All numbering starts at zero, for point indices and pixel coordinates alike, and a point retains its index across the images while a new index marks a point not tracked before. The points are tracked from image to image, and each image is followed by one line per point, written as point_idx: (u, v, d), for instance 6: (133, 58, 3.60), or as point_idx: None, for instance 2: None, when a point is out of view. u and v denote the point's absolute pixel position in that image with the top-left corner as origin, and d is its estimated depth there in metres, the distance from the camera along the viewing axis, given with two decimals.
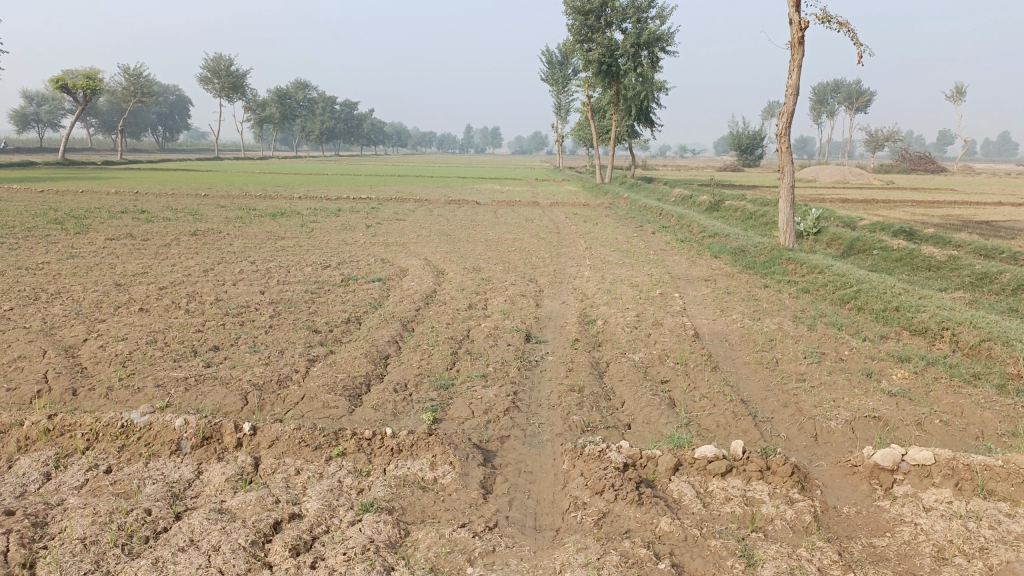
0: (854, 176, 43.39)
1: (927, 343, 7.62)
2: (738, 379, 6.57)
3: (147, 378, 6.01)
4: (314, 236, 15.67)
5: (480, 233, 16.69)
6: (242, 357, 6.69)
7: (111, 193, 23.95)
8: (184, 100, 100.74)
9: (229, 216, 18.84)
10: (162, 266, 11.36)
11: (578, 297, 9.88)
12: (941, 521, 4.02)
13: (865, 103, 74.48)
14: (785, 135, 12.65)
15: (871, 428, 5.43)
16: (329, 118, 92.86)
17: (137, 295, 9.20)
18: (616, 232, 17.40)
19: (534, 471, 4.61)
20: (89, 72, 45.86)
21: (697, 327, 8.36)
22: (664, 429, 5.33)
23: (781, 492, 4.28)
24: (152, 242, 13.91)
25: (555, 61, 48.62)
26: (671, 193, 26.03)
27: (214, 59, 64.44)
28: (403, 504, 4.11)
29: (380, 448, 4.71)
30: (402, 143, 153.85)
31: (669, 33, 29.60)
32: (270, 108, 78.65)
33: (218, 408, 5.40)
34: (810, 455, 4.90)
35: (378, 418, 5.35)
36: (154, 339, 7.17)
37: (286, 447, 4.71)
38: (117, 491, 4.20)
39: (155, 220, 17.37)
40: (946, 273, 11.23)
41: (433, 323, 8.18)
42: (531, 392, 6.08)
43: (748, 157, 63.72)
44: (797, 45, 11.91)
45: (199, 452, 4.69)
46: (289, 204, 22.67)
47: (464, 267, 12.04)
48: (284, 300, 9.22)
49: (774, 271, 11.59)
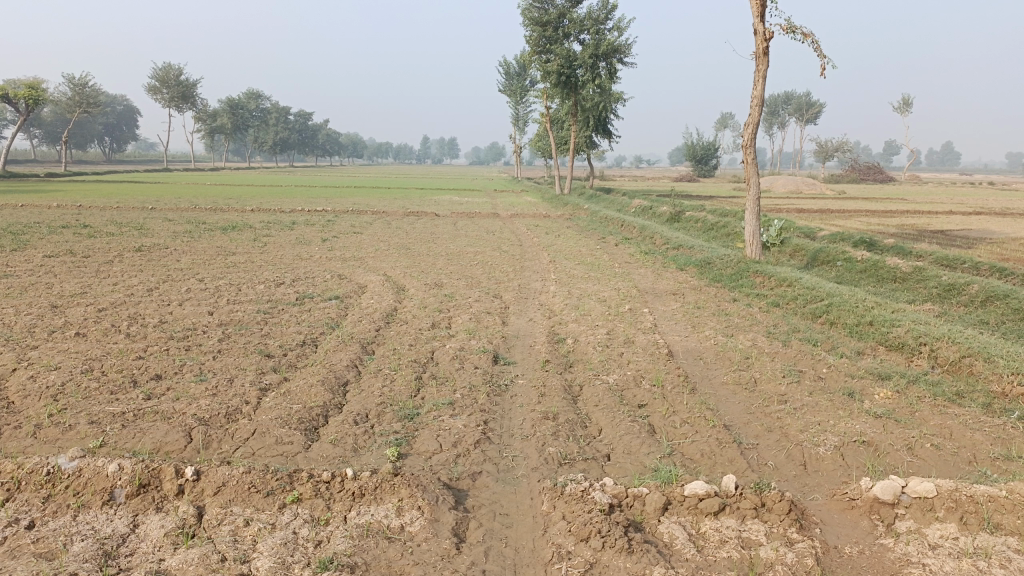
0: (806, 186, 43.93)
1: (905, 359, 7.44)
2: (717, 401, 6.26)
3: (80, 414, 5.46)
4: (267, 250, 15.06)
5: (440, 246, 16.29)
6: (186, 387, 6.16)
7: (53, 207, 22.96)
8: (133, 110, 98.34)
9: (178, 230, 18.12)
10: (104, 286, 10.71)
11: (545, 314, 9.53)
12: (951, 561, 3.72)
13: (815, 114, 76.02)
14: (750, 145, 12.49)
15: (862, 453, 5.15)
16: (284, 129, 91.50)
17: (74, 318, 8.58)
18: (579, 244, 17.14)
19: (510, 513, 4.22)
20: (32, 81, 44.16)
21: (670, 345, 8.06)
22: (646, 460, 4.98)
23: (778, 532, 3.96)
24: (94, 259, 13.22)
25: (512, 72, 48.52)
26: (631, 204, 25.95)
27: (164, 67, 62.83)
28: (367, 558, 3.68)
29: (340, 493, 4.26)
30: (358, 153, 152.89)
31: (627, 44, 29.58)
32: (222, 118, 77.04)
33: (158, 448, 4.89)
34: (803, 487, 4.59)
35: (337, 455, 4.90)
36: (90, 369, 6.60)
37: (233, 494, 4.23)
38: (39, 551, 3.68)
39: (99, 235, 16.58)
40: (912, 284, 11.16)
41: (394, 345, 7.73)
42: (503, 422, 5.67)
43: (703, 167, 64.38)
44: (761, 56, 11.78)
45: (135, 501, 4.17)
46: (241, 217, 21.99)
47: (426, 282, 11.61)
48: (235, 321, 8.69)
49: (742, 284, 11.39)
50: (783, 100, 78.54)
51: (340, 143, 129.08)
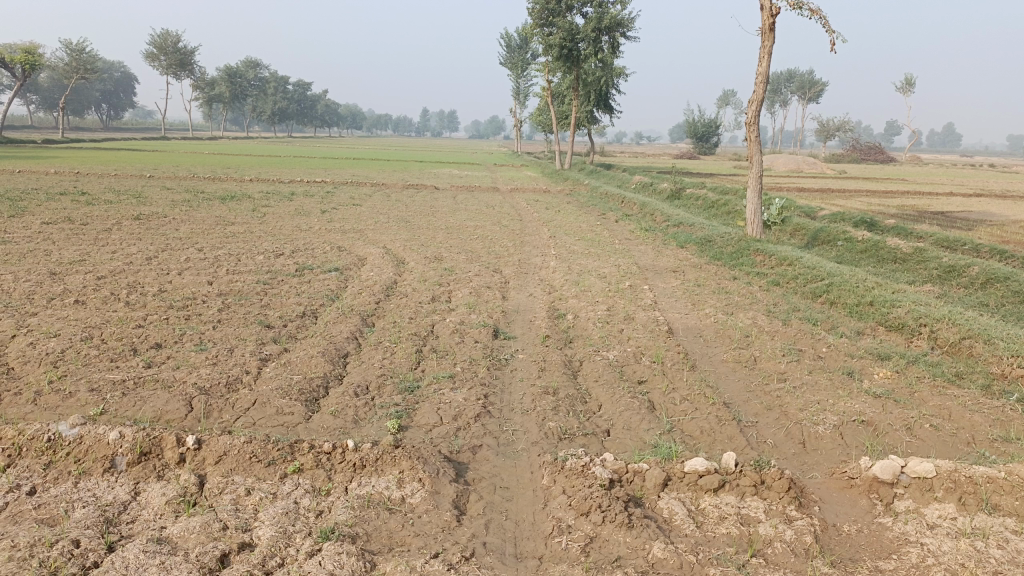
0: (808, 166, 43.71)
1: (904, 340, 7.44)
2: (717, 379, 6.27)
3: (80, 381, 5.45)
4: (266, 221, 14.98)
5: (440, 220, 16.22)
6: (186, 356, 6.16)
7: (50, 173, 22.78)
8: (130, 77, 97.37)
9: (176, 199, 18.02)
10: (102, 253, 10.66)
11: (545, 290, 9.51)
12: (949, 540, 3.74)
13: (817, 93, 75.51)
14: (754, 123, 12.39)
15: (861, 433, 5.17)
16: (282, 98, 90.71)
17: (73, 285, 8.55)
18: (579, 220, 17.07)
19: (511, 487, 4.23)
20: (28, 46, 43.62)
21: (670, 322, 8.05)
22: (646, 436, 4.99)
23: (778, 509, 3.97)
24: (92, 226, 13.15)
25: (514, 45, 48.05)
26: (631, 180, 25.83)
27: (161, 34, 62.08)
28: (368, 529, 3.69)
29: (341, 464, 4.26)
30: (357, 125, 151.85)
31: (630, 18, 29.26)
32: (220, 87, 76.29)
33: (159, 416, 4.90)
34: (802, 466, 4.61)
35: (337, 426, 4.91)
36: (89, 336, 6.59)
37: (234, 464, 4.23)
38: (42, 517, 3.68)
39: (96, 202, 16.47)
40: (912, 265, 11.14)
41: (394, 318, 7.73)
42: (503, 395, 5.68)
43: (704, 144, 63.97)
44: (768, 32, 11.66)
45: (136, 469, 4.17)
46: (240, 187, 21.87)
47: (426, 256, 11.57)
48: (234, 291, 8.66)
49: (742, 263, 11.37)
50: (786, 78, 77.82)
51: (339, 115, 128.11)
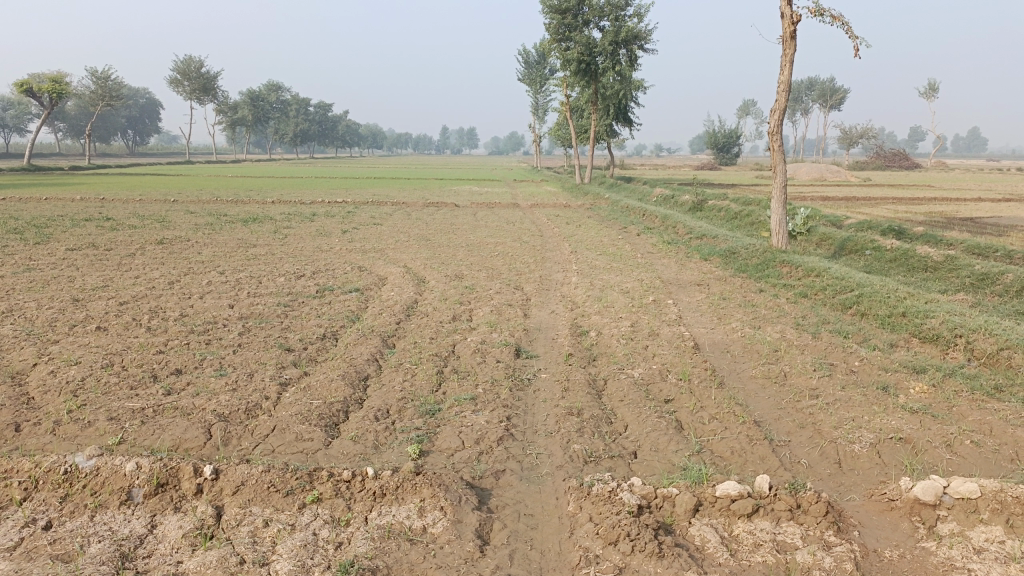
0: (831, 174, 43.27)
1: (940, 352, 7.21)
2: (746, 396, 6.09)
3: (99, 410, 5.40)
4: (287, 243, 15.02)
5: (460, 237, 16.19)
6: (206, 382, 6.10)
7: (77, 199, 23.11)
8: (155, 104, 99.10)
9: (199, 222, 18.16)
10: (126, 279, 10.71)
11: (568, 306, 9.38)
12: (999, 566, 3.54)
13: (838, 100, 74.89)
14: (777, 132, 12.21)
15: (899, 451, 4.97)
16: (304, 120, 91.69)
17: (95, 312, 8.57)
18: (601, 234, 16.94)
19: (535, 514, 4.10)
20: (56, 76, 44.50)
21: (696, 338, 7.89)
22: (674, 458, 4.83)
23: (815, 535, 3.80)
24: (116, 251, 13.26)
25: (531, 61, 48.21)
26: (652, 193, 25.65)
27: (185, 60, 63.13)
28: (388, 561, 3.57)
29: (361, 493, 4.15)
30: (378, 145, 153.12)
31: (648, 31, 29.20)
32: (242, 110, 77.33)
33: (177, 445, 4.83)
34: (838, 487, 4.42)
35: (357, 452, 4.81)
36: (110, 363, 6.56)
37: (252, 494, 4.13)
38: (57, 553, 3.61)
39: (121, 227, 16.64)
40: (944, 273, 10.87)
41: (415, 339, 7.63)
42: (526, 417, 5.55)
43: (725, 154, 63.58)
44: (788, 40, 11.50)
45: (153, 501, 4.09)
46: (262, 209, 22.02)
47: (447, 274, 11.51)
48: (255, 314, 8.63)
49: (768, 275, 11.17)
50: (806, 87, 77.24)
51: (360, 135, 129.29)
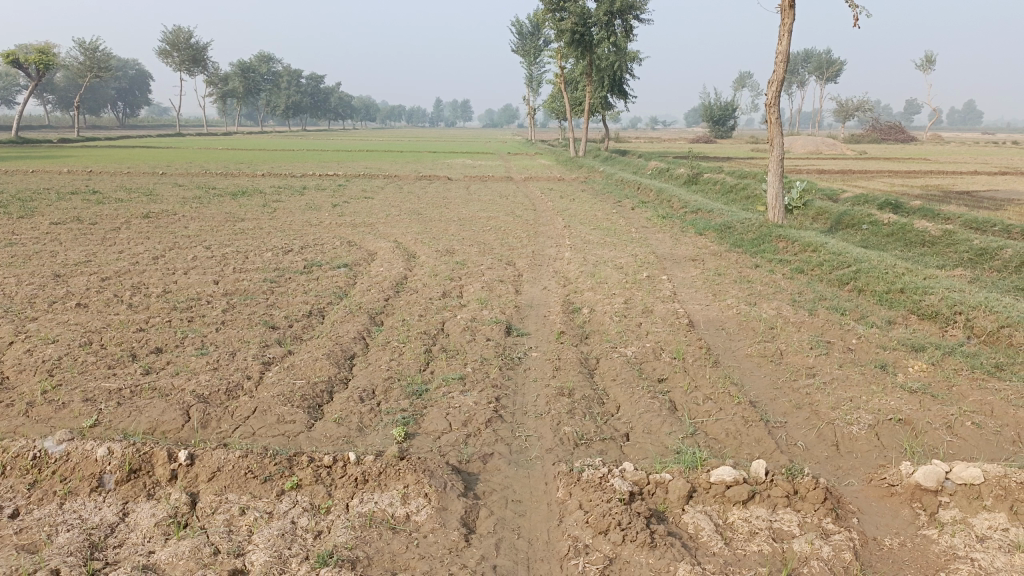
0: (827, 147, 42.98)
1: (939, 329, 7.07)
2: (742, 376, 5.94)
3: (75, 391, 5.22)
4: (276, 217, 14.76)
5: (452, 211, 15.94)
6: (187, 362, 5.92)
7: (63, 173, 22.74)
8: (145, 75, 97.84)
9: (187, 196, 17.84)
10: (109, 254, 10.48)
11: (560, 282, 9.21)
12: (1003, 556, 3.40)
13: (835, 73, 74.33)
14: (774, 104, 11.95)
15: (898, 433, 4.84)
16: (296, 92, 90.59)
17: (76, 288, 8.35)
18: (595, 209, 16.72)
19: (523, 500, 3.95)
20: (43, 46, 43.71)
21: (690, 315, 7.72)
22: (667, 441, 4.69)
23: (813, 522, 3.66)
24: (101, 226, 12.99)
25: (525, 32, 47.56)
26: (648, 166, 25.38)
27: (174, 30, 62.06)
28: (369, 552, 3.42)
29: (342, 479, 4.00)
30: (371, 117, 151.76)
31: (643, 0, 28.74)
32: (233, 82, 76.25)
33: (154, 428, 4.66)
34: (837, 472, 4.29)
35: (340, 435, 4.66)
36: (89, 342, 6.37)
37: (228, 481, 3.97)
38: (22, 543, 3.44)
39: (107, 201, 16.34)
40: (941, 248, 10.72)
41: (403, 316, 7.45)
42: (516, 398, 5.40)
43: (720, 127, 63.13)
44: (787, 9, 11.22)
45: (126, 488, 3.93)
46: (252, 183, 21.69)
47: (438, 249, 11.30)
48: (240, 291, 8.43)
49: (764, 250, 10.99)
50: (803, 58, 76.51)
51: (353, 107, 127.96)
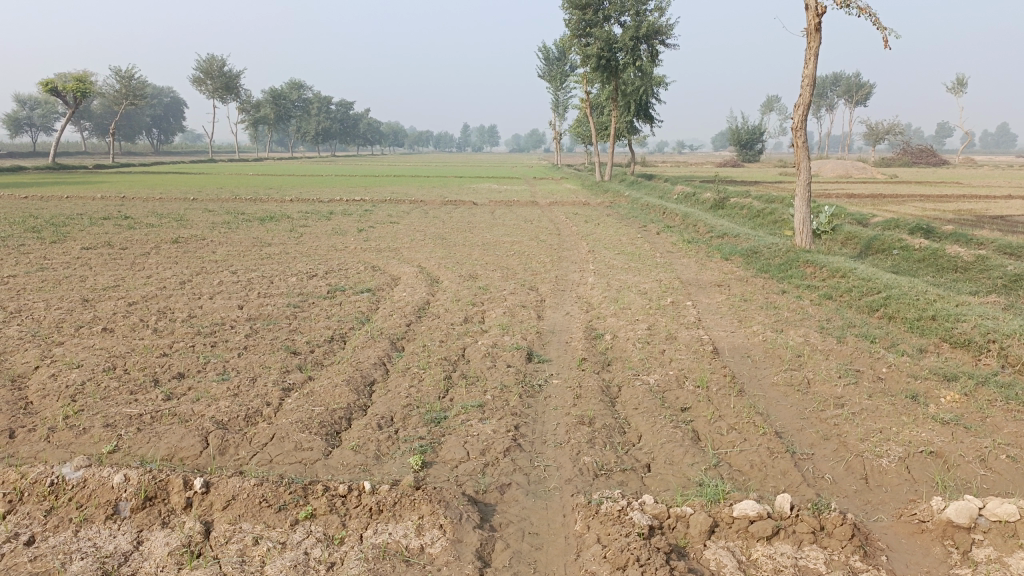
0: (856, 170, 42.55)
1: (972, 358, 6.87)
2: (767, 405, 5.81)
3: (96, 417, 5.25)
4: (303, 241, 14.90)
5: (477, 236, 15.98)
6: (208, 387, 5.93)
7: (97, 198, 23.21)
8: (179, 102, 100.05)
9: (216, 221, 18.09)
10: (137, 278, 10.63)
11: (583, 308, 9.14)
12: None
13: (865, 95, 73.76)
14: (801, 128, 11.84)
15: (930, 466, 4.68)
16: (326, 118, 91.97)
17: (103, 312, 8.46)
18: (620, 233, 16.66)
19: (540, 533, 3.87)
20: (80, 74, 44.83)
21: (715, 342, 7.60)
22: (690, 472, 4.59)
23: (840, 560, 3.53)
24: (131, 250, 13.20)
25: (552, 58, 47.91)
26: (673, 190, 25.30)
27: (208, 59, 63.44)
28: None
29: (357, 509, 3.94)
30: (399, 143, 153.51)
31: (669, 26, 28.83)
32: (264, 109, 77.61)
33: (172, 454, 4.66)
34: (865, 506, 4.15)
35: (357, 463, 4.62)
36: (112, 367, 6.41)
37: (243, 509, 3.94)
38: (35, 571, 3.42)
39: (138, 225, 16.62)
40: (974, 274, 10.49)
41: (425, 341, 7.43)
42: (536, 426, 5.32)
43: (748, 151, 62.83)
44: (813, 33, 11.15)
45: (140, 515, 3.92)
46: (279, 207, 21.95)
47: (461, 274, 11.30)
48: (264, 315, 8.47)
49: (791, 275, 10.83)
50: (832, 82, 76.17)
51: (381, 132, 129.51)
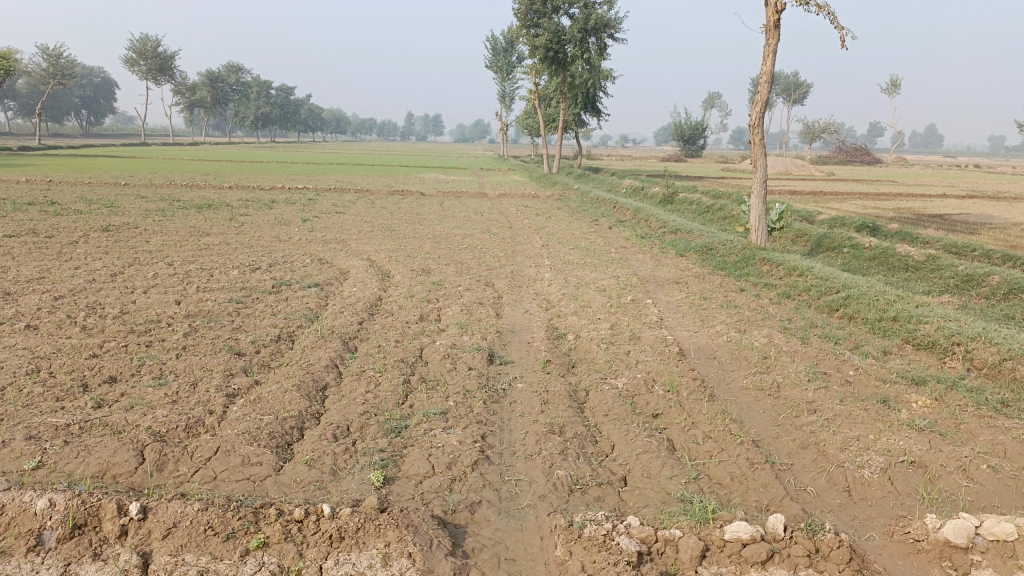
0: (796, 168, 43.31)
1: (937, 360, 6.83)
2: (740, 411, 5.62)
3: (16, 427, 4.71)
4: (244, 231, 14.24)
5: (426, 228, 15.51)
6: (143, 394, 5.42)
7: (21, 181, 21.95)
8: (110, 82, 96.13)
9: (150, 208, 17.20)
10: (64, 270, 9.91)
11: (541, 305, 8.86)
12: None
13: (803, 94, 75.42)
14: (758, 124, 11.73)
15: (911, 477, 4.54)
16: (265, 103, 89.63)
17: (25, 307, 7.79)
18: (572, 227, 16.44)
19: (517, 559, 3.57)
20: (4, 51, 42.39)
21: (680, 342, 7.41)
22: (669, 486, 4.34)
23: None
24: (58, 239, 12.37)
25: (499, 48, 47.52)
26: (621, 184, 25.26)
27: (141, 39, 60.87)
28: None
29: (315, 536, 3.57)
30: (341, 131, 151.06)
31: (617, 19, 28.72)
32: (201, 91, 75.04)
33: (104, 471, 4.21)
34: (854, 524, 3.97)
35: (313, 479, 4.24)
36: (36, 369, 5.84)
37: (185, 539, 3.51)
38: None
39: (65, 212, 15.67)
40: (925, 274, 10.58)
41: (379, 341, 7.02)
42: (502, 436, 5.00)
43: (691, 147, 63.53)
44: (772, 29, 11.06)
45: (67, 546, 3.46)
46: (218, 195, 21.05)
47: (413, 268, 10.89)
48: (203, 312, 7.93)
49: (748, 273, 10.77)
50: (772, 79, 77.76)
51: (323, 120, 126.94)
